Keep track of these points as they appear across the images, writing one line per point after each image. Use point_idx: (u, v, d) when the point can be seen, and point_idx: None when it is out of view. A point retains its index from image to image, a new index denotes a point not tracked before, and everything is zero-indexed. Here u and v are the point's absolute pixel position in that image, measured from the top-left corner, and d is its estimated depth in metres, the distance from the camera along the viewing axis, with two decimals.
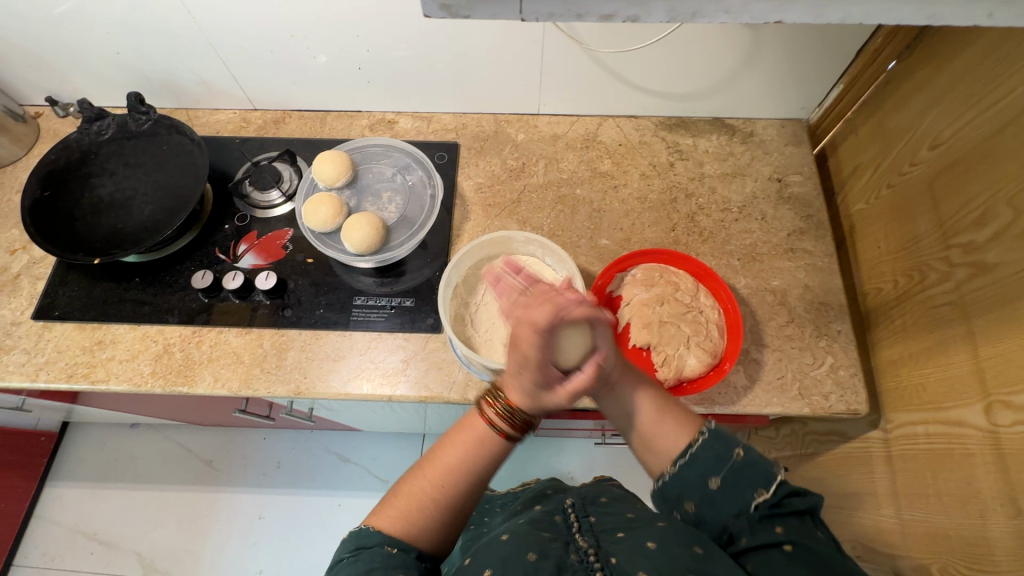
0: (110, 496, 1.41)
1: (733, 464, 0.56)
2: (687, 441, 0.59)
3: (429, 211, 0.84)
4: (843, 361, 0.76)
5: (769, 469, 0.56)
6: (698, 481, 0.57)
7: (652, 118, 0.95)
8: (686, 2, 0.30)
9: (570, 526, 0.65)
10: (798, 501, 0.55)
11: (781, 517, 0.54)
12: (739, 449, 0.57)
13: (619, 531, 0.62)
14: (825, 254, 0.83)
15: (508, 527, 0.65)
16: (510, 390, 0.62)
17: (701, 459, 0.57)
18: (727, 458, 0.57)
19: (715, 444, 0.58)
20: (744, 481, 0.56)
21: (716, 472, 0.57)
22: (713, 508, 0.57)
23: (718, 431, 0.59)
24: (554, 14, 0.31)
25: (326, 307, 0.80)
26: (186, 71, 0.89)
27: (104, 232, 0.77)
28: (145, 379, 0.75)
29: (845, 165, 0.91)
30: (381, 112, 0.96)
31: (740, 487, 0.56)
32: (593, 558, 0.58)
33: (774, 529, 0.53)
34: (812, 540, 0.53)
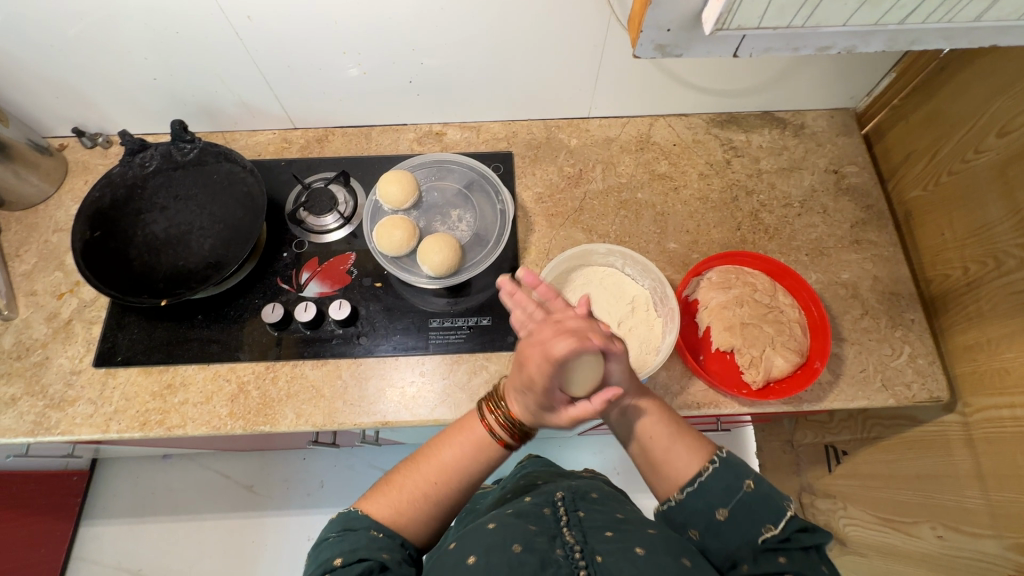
0: (149, 530, 1.37)
1: (739, 495, 0.55)
2: (697, 469, 0.59)
3: (500, 227, 0.83)
4: (920, 350, 0.77)
5: (780, 504, 0.55)
6: (705, 509, 0.57)
7: (703, 115, 0.94)
8: (905, 35, 0.41)
9: (558, 519, 0.59)
10: (808, 537, 0.53)
11: (785, 548, 0.52)
12: (749, 480, 0.56)
13: (607, 529, 0.56)
14: (890, 243, 0.84)
15: (492, 517, 0.60)
16: (511, 401, 0.61)
17: (712, 487, 0.57)
18: (735, 488, 0.56)
19: (726, 474, 0.57)
20: (750, 512, 0.54)
21: (724, 503, 0.56)
22: (718, 542, 0.55)
23: (731, 462, 0.58)
24: (771, 47, 0.42)
25: (403, 332, 0.78)
26: (225, 93, 0.85)
27: (166, 272, 0.74)
28: (223, 421, 0.73)
29: (894, 152, 0.92)
30: (428, 124, 0.93)
31: (747, 520, 0.54)
32: (578, 554, 0.52)
33: (777, 559, 0.51)
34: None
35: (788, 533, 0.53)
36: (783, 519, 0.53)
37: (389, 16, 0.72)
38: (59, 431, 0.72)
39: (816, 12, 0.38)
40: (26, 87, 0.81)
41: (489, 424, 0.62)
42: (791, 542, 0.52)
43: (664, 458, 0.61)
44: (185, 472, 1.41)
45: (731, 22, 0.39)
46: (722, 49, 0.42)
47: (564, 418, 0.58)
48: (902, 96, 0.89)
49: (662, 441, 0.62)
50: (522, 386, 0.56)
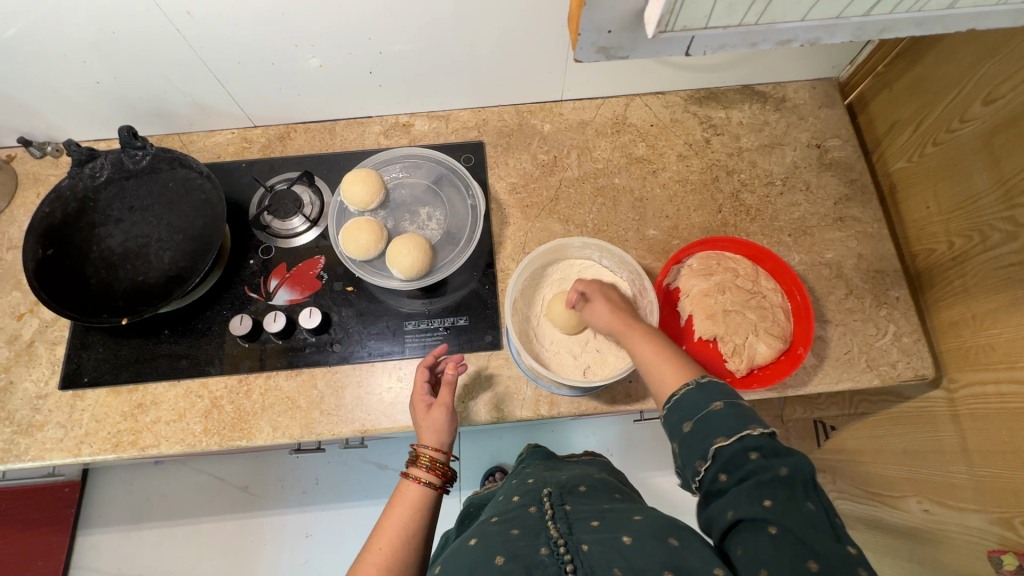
0: (146, 536, 1.36)
1: (705, 414, 0.52)
2: (676, 386, 0.57)
3: (472, 222, 0.81)
4: (905, 328, 0.76)
5: (744, 426, 0.50)
6: (677, 424, 0.55)
7: (680, 93, 0.90)
8: (872, 26, 0.38)
9: (544, 515, 0.56)
10: (778, 459, 0.48)
11: (769, 486, 0.47)
12: (716, 401, 0.52)
13: (592, 519, 0.54)
14: (874, 219, 0.82)
15: (476, 531, 0.57)
16: (428, 442, 0.65)
17: (682, 403, 0.55)
18: (701, 408, 0.53)
19: (697, 393, 0.54)
20: (711, 430, 0.51)
21: (689, 417, 0.53)
22: (687, 461, 0.53)
23: (708, 385, 0.55)
24: (727, 44, 0.40)
25: (378, 337, 0.76)
26: (174, 93, 0.80)
27: (125, 288, 0.71)
28: (199, 438, 0.71)
29: (879, 123, 0.89)
30: (393, 116, 0.89)
31: (705, 436, 0.51)
32: (562, 549, 0.50)
33: (760, 501, 0.46)
34: (799, 520, 0.45)
35: (759, 458, 0.48)
36: (739, 436, 0.49)
37: (336, 5, 0.67)
38: (30, 458, 0.70)
39: (769, 9, 0.36)
40: None
41: (412, 479, 0.64)
42: (761, 466, 0.48)
43: (653, 375, 0.60)
44: (177, 476, 1.40)
45: (675, 25, 0.37)
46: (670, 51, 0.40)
47: (441, 413, 0.67)
48: (886, 63, 0.85)
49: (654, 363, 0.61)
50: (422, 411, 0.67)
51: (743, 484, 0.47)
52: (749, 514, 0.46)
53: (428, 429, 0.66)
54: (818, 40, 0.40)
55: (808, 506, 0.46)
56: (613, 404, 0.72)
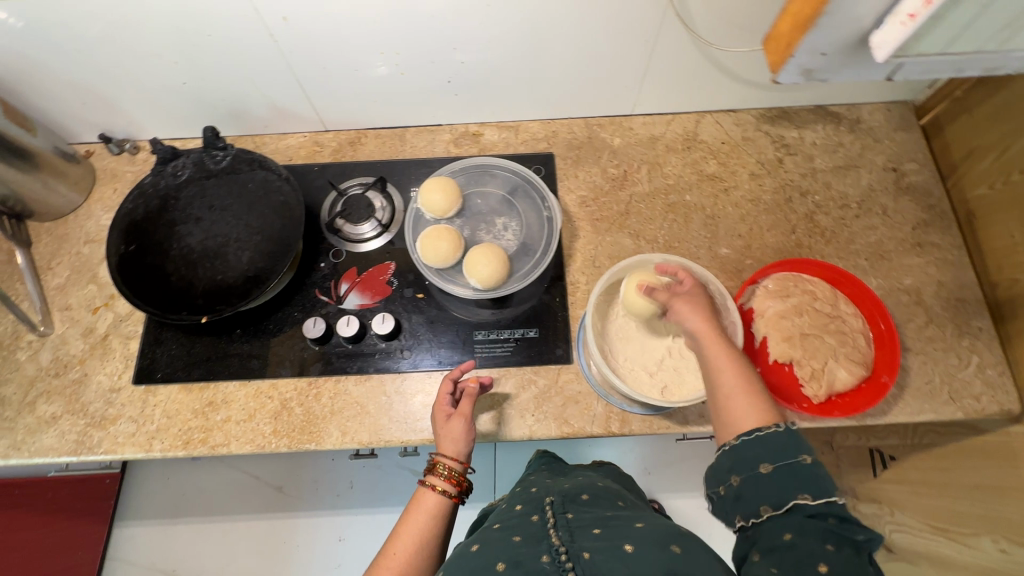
0: (179, 533, 1.35)
1: (793, 464, 0.49)
2: (760, 423, 0.53)
3: (548, 234, 0.80)
4: (988, 360, 0.74)
5: (833, 489, 0.48)
6: (753, 459, 0.51)
7: (752, 111, 0.89)
8: None
9: (545, 523, 0.56)
10: (855, 525, 0.47)
11: (835, 540, 0.46)
12: (808, 454, 0.50)
13: (596, 528, 0.54)
14: (954, 246, 0.80)
15: (477, 536, 0.57)
16: (445, 452, 0.65)
17: (767, 442, 0.51)
18: (790, 455, 0.50)
19: (787, 439, 0.51)
20: (797, 482, 0.49)
21: (773, 460, 0.50)
22: (746, 493, 0.51)
23: (798, 433, 0.51)
24: (935, 71, 0.40)
25: (448, 346, 0.75)
26: (256, 96, 0.81)
27: (204, 287, 0.72)
28: (268, 440, 0.71)
29: (954, 148, 0.87)
30: (463, 125, 0.89)
31: (789, 485, 0.49)
32: (564, 556, 0.49)
33: (823, 547, 0.45)
34: (858, 574, 0.44)
35: (833, 519, 0.47)
36: (827, 499, 0.47)
37: (431, 12, 0.67)
38: (102, 450, 0.71)
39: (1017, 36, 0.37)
40: (52, 94, 0.78)
41: (429, 488, 0.63)
42: (837, 528, 0.47)
43: (731, 405, 0.55)
44: (214, 472, 1.40)
45: (913, 49, 0.38)
46: (875, 71, 0.43)
47: (460, 425, 0.66)
48: (965, 88, 0.84)
49: (731, 393, 0.56)
50: (441, 422, 0.67)
51: (811, 531, 0.47)
52: (808, 550, 0.45)
53: (447, 439, 0.66)
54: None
55: (869, 569, 0.46)
56: (686, 425, 0.71)
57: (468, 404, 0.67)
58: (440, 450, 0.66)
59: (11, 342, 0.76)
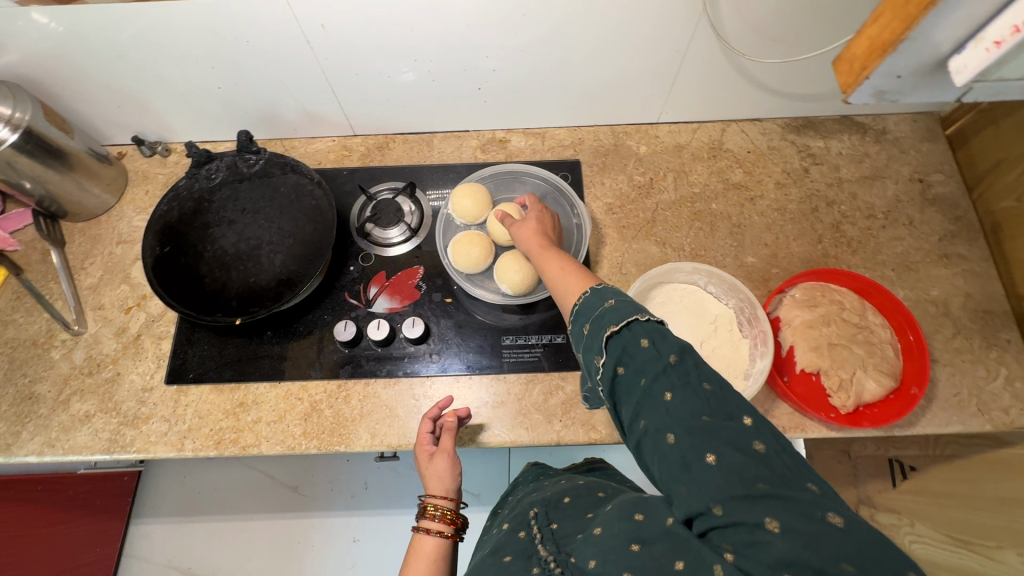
0: (195, 531, 1.36)
1: (599, 317, 0.48)
2: (575, 297, 0.55)
3: (575, 241, 0.80)
4: (1016, 372, 0.73)
5: (637, 322, 0.45)
6: (578, 335, 0.50)
7: (777, 120, 0.90)
8: None
9: (533, 538, 0.55)
10: (662, 340, 0.44)
11: (665, 378, 0.42)
12: (610, 300, 0.49)
13: (579, 532, 0.52)
14: (981, 258, 0.80)
15: (471, 568, 0.56)
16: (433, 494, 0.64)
17: (582, 311, 0.51)
18: (596, 309, 0.49)
19: (594, 298, 0.50)
20: (604, 332, 0.46)
21: (586, 322, 0.49)
22: (593, 375, 0.48)
23: (603, 289, 0.51)
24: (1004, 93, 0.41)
25: (475, 350, 0.76)
26: (288, 100, 0.82)
27: (238, 288, 0.72)
28: (298, 441, 0.72)
29: (979, 161, 0.86)
30: (490, 131, 0.90)
31: (602, 339, 0.46)
32: (550, 561, 0.48)
33: (661, 398, 0.42)
34: (694, 408, 0.41)
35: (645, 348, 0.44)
36: (628, 326, 0.45)
37: (467, 19, 0.68)
38: (135, 449, 0.71)
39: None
40: (89, 96, 0.80)
41: (424, 533, 0.62)
42: (650, 355, 0.43)
43: (558, 293, 0.58)
44: (230, 471, 1.41)
45: (991, 75, 0.38)
46: (949, 91, 0.43)
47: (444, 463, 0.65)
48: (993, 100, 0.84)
49: (558, 283, 0.58)
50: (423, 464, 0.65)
51: (643, 384, 0.43)
52: (655, 425, 0.42)
53: (434, 480, 0.64)
54: None
55: (703, 385, 0.42)
56: None
57: (450, 439, 0.66)
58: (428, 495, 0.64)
59: (45, 340, 0.77)
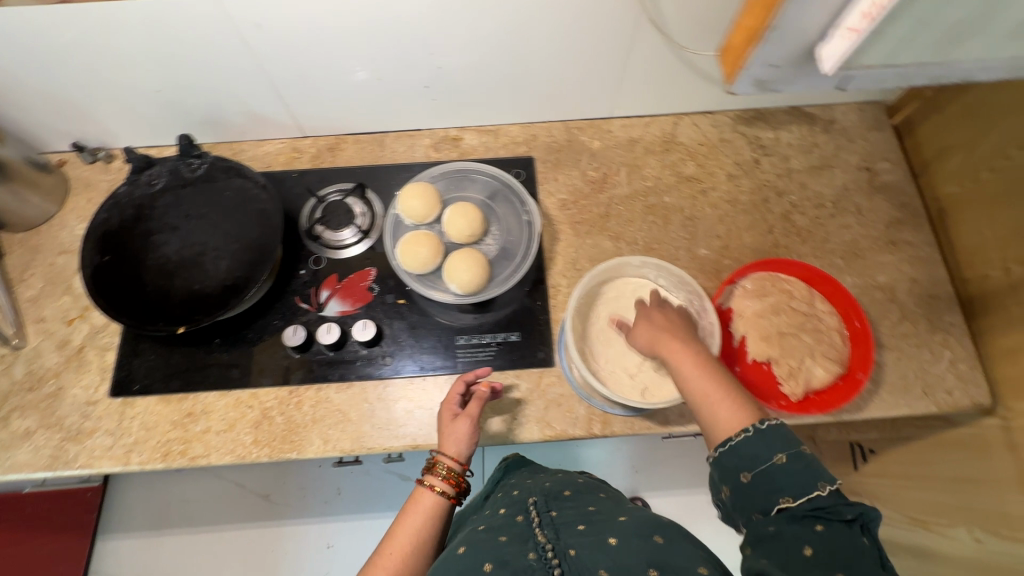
0: (164, 545, 1.33)
1: (767, 468, 0.52)
2: (732, 431, 0.56)
3: (527, 239, 0.80)
4: (960, 355, 0.75)
5: (817, 472, 0.50)
6: (732, 467, 0.54)
7: (729, 112, 0.90)
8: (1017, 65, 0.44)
9: (530, 522, 0.58)
10: (844, 507, 0.48)
11: (823, 519, 0.48)
12: (781, 453, 0.52)
13: (579, 524, 0.56)
14: (926, 243, 0.82)
15: (463, 538, 0.58)
16: (445, 451, 0.66)
17: (743, 450, 0.54)
18: (763, 458, 0.52)
19: (761, 441, 0.53)
20: (777, 483, 0.51)
21: (760, 464, 0.52)
22: (737, 508, 0.53)
23: (769, 430, 0.54)
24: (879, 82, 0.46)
25: (429, 351, 0.75)
26: (232, 102, 0.80)
27: (181, 296, 0.71)
28: (249, 449, 0.70)
29: (927, 147, 0.89)
30: (443, 129, 0.89)
31: (775, 482, 0.51)
32: (550, 552, 0.52)
33: (812, 528, 0.48)
34: (846, 552, 0.46)
35: (811, 506, 0.49)
36: (806, 494, 0.49)
37: (405, 15, 0.67)
38: (79, 465, 0.69)
39: (954, 49, 0.43)
40: (21, 102, 0.77)
41: (427, 486, 0.64)
42: (825, 515, 0.48)
43: (703, 410, 0.59)
44: (199, 482, 1.38)
45: (858, 62, 0.43)
46: (825, 82, 0.47)
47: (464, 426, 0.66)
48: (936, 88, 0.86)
49: (705, 399, 0.59)
50: (446, 421, 0.67)
51: (773, 529, 0.49)
52: (795, 536, 0.48)
53: (450, 438, 0.66)
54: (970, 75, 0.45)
55: (862, 540, 0.47)
56: (667, 425, 0.71)
57: (476, 406, 0.67)
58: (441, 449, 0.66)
59: None
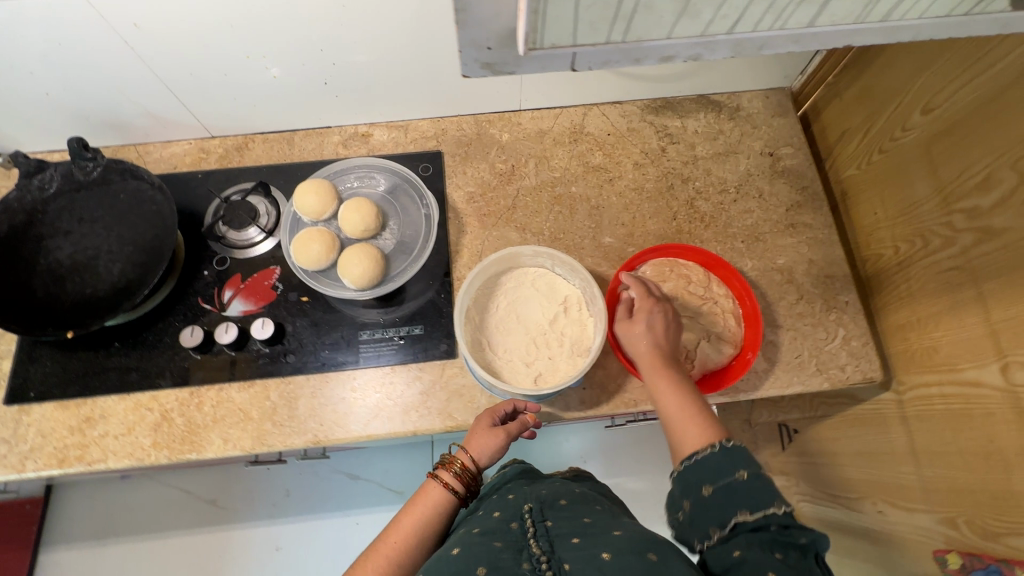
0: (108, 555, 1.29)
1: (729, 482, 0.53)
2: (698, 446, 0.58)
3: (426, 232, 0.81)
4: (854, 332, 0.77)
5: (775, 494, 0.51)
6: (695, 483, 0.55)
7: (637, 102, 0.92)
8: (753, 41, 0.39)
9: (524, 531, 0.57)
10: (800, 533, 0.50)
11: (782, 547, 0.49)
12: (744, 471, 0.53)
13: (574, 536, 0.55)
14: (825, 225, 0.84)
15: (456, 538, 0.56)
16: (466, 452, 0.66)
17: (707, 466, 0.55)
18: (726, 474, 0.54)
19: (725, 458, 0.55)
20: (737, 500, 0.52)
21: (720, 481, 0.54)
22: (695, 527, 0.54)
23: (734, 449, 0.55)
24: (609, 61, 0.40)
25: (331, 347, 0.75)
26: (128, 104, 0.79)
27: (73, 301, 0.70)
28: (148, 452, 0.70)
29: (831, 131, 0.91)
30: (353, 126, 0.89)
31: (731, 500, 0.52)
32: (544, 566, 0.52)
33: (773, 555, 0.48)
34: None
35: (768, 527, 0.50)
36: (766, 514, 0.50)
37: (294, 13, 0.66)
38: None
39: (632, 26, 0.37)
40: None
41: (439, 479, 0.65)
42: (781, 535, 0.50)
43: (679, 431, 0.61)
44: (144, 491, 1.34)
45: (545, 41, 0.38)
46: (557, 65, 0.40)
47: (493, 439, 0.66)
48: (836, 73, 0.87)
49: (676, 420, 0.61)
50: (479, 424, 0.68)
51: (737, 555, 0.49)
52: (754, 563, 0.48)
53: (477, 442, 0.66)
54: (701, 55, 0.40)
55: (816, 572, 0.49)
56: (567, 411, 0.72)
57: (514, 428, 0.68)
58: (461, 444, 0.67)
59: None
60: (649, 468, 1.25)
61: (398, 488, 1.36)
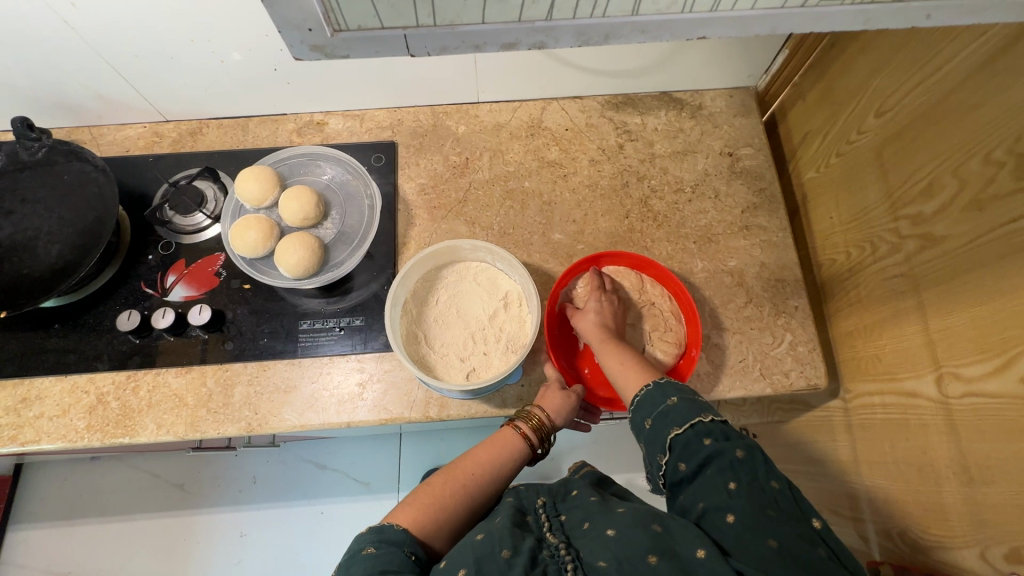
0: (73, 536, 1.29)
1: (662, 410, 0.59)
2: (637, 390, 0.64)
3: (369, 221, 0.80)
4: (801, 338, 0.76)
5: (701, 412, 0.58)
6: (638, 422, 0.62)
7: (598, 98, 0.90)
8: (594, 28, 0.37)
9: (541, 522, 0.59)
10: (734, 439, 0.56)
11: (730, 470, 0.54)
12: (673, 396, 0.60)
13: (586, 522, 0.57)
14: (780, 228, 0.82)
15: (479, 525, 0.58)
16: (539, 408, 0.68)
17: (643, 402, 0.62)
18: (659, 404, 0.60)
19: (657, 392, 0.61)
20: (669, 422, 0.59)
21: (653, 413, 0.60)
22: (655, 460, 0.60)
23: (666, 383, 0.62)
24: (447, 46, 0.38)
25: (270, 336, 0.75)
26: (79, 88, 0.78)
27: (6, 280, 0.69)
28: (81, 435, 0.70)
29: (795, 132, 0.89)
30: (308, 114, 0.88)
31: (666, 426, 0.59)
32: (565, 555, 0.53)
33: (720, 476, 0.54)
34: (757, 493, 0.52)
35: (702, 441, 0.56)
36: (695, 426, 0.57)
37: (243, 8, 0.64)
38: None
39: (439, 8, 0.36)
40: None
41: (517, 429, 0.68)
42: (715, 443, 0.56)
43: (621, 381, 0.66)
44: (111, 473, 1.33)
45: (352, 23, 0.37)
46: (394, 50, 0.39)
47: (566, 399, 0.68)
48: (799, 74, 0.85)
49: (617, 372, 0.67)
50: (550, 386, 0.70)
51: (701, 503, 0.54)
52: (715, 504, 0.53)
53: (552, 401, 0.69)
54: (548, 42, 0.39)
55: (768, 486, 0.53)
56: (503, 408, 0.72)
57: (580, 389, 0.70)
58: (535, 403, 0.69)
59: None
60: (613, 468, 1.24)
61: (364, 479, 1.35)
